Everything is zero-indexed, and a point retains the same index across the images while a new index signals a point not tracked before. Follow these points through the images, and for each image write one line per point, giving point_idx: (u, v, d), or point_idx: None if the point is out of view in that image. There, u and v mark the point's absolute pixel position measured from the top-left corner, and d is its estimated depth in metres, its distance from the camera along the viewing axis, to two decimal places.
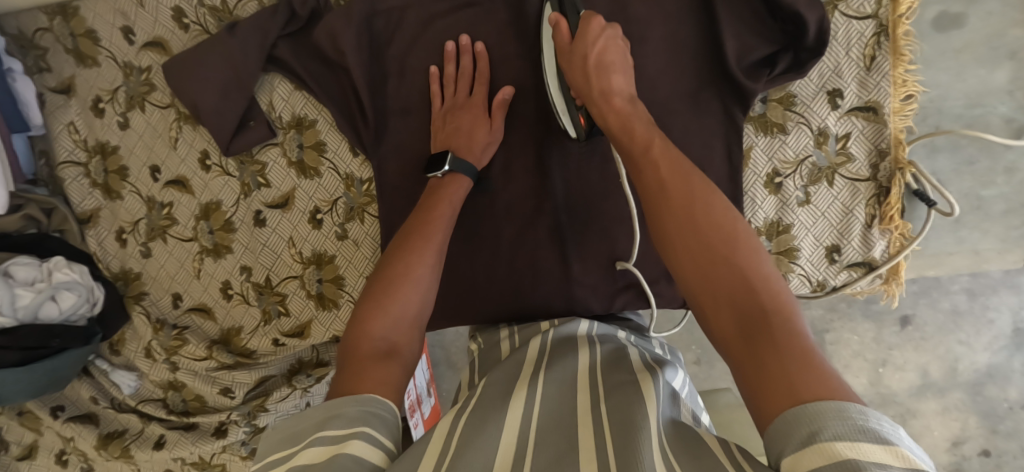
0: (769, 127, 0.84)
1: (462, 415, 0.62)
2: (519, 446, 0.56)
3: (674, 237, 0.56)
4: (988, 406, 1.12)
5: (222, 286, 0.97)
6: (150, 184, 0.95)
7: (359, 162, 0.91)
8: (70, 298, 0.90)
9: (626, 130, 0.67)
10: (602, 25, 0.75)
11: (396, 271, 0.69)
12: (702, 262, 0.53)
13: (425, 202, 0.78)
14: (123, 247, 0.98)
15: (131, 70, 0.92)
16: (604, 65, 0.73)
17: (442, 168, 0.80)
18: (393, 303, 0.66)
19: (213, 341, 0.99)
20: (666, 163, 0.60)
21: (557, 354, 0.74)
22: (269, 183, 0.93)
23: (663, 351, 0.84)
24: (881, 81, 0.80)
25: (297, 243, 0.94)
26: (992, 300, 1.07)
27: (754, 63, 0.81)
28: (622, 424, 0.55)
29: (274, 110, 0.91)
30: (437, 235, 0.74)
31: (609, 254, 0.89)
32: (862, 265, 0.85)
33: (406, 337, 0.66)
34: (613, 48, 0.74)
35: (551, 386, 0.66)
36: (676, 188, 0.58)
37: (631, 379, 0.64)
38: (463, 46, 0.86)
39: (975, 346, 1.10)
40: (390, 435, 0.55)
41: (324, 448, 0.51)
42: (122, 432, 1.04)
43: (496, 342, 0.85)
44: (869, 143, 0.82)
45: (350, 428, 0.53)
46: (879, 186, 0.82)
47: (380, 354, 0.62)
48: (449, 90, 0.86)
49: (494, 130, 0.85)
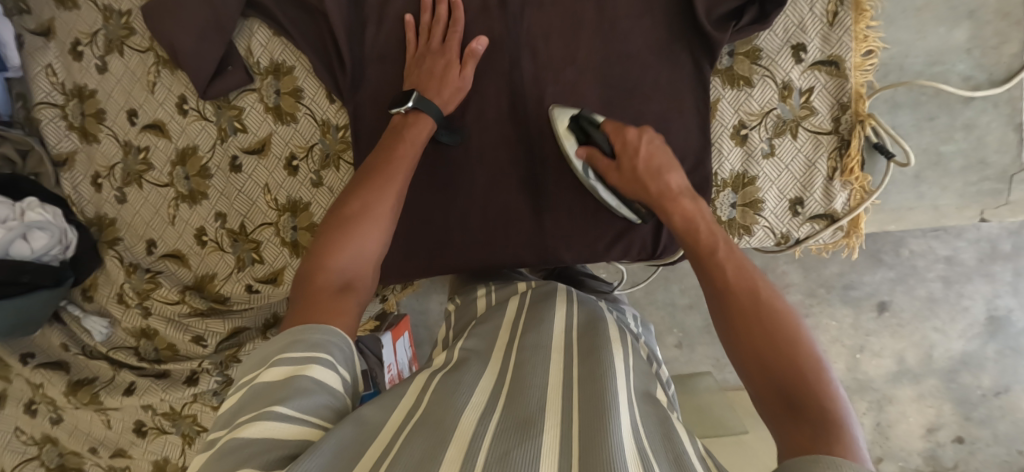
0: (736, 81, 0.87)
1: (437, 374, 0.63)
2: (490, 402, 0.56)
3: (738, 323, 0.57)
4: (963, 394, 1.15)
5: (197, 233, 0.98)
6: (127, 128, 0.96)
7: (335, 109, 0.92)
8: (43, 238, 0.89)
9: (691, 234, 0.70)
10: (637, 131, 0.79)
11: (355, 210, 0.70)
12: (755, 340, 0.54)
13: (387, 142, 0.79)
14: (99, 191, 0.99)
15: (111, 14, 0.93)
16: (656, 168, 0.77)
17: (407, 104, 0.80)
18: (351, 239, 0.67)
19: (186, 286, 0.99)
20: (733, 264, 0.62)
21: (534, 318, 0.74)
22: (246, 128, 0.94)
23: (635, 324, 0.85)
24: (843, 36, 0.83)
25: (272, 189, 0.95)
26: (966, 289, 1.09)
27: (721, 16, 0.83)
28: (592, 393, 0.56)
29: (252, 56, 0.93)
30: (399, 174, 0.75)
31: (582, 208, 0.90)
32: (823, 217, 0.87)
33: (364, 274, 0.67)
34: (659, 151, 0.78)
35: (525, 353, 0.65)
36: (741, 285, 0.59)
37: (603, 348, 0.64)
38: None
39: (950, 334, 1.12)
40: (347, 366, 0.56)
41: (285, 369, 0.52)
42: (92, 379, 1.03)
43: (472, 300, 0.86)
44: (831, 97, 0.85)
45: (310, 353, 0.53)
46: (840, 139, 0.85)
47: (338, 288, 0.63)
48: (423, 37, 0.86)
49: (465, 76, 0.85)
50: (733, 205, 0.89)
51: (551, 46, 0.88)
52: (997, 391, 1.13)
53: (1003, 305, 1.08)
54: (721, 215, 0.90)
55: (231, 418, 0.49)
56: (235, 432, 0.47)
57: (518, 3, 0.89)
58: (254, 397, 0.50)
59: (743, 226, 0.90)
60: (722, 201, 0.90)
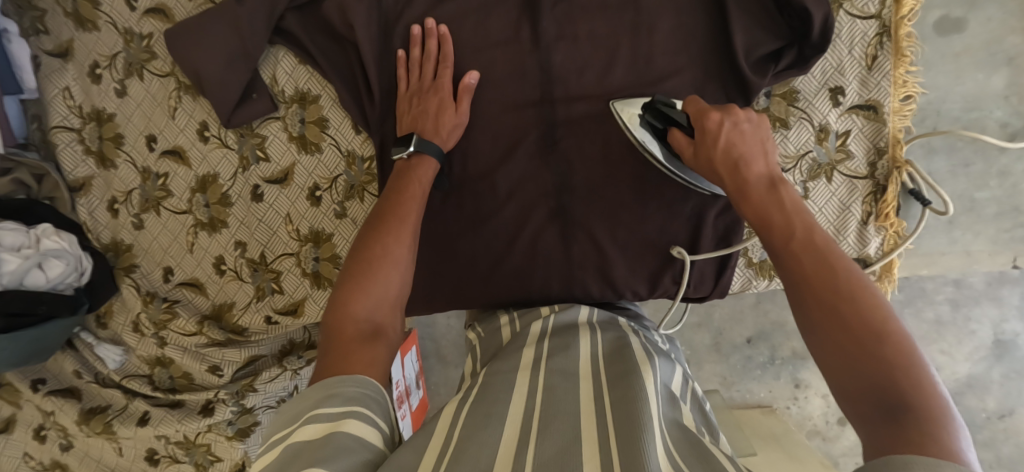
0: (772, 122, 0.85)
1: (464, 405, 0.61)
2: (522, 432, 0.55)
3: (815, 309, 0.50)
4: (967, 416, 1.14)
5: (216, 261, 0.96)
6: (146, 153, 0.94)
7: (361, 140, 0.90)
8: (58, 267, 0.87)
9: (749, 201, 0.62)
10: (719, 116, 0.68)
11: (374, 254, 0.68)
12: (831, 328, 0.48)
13: (394, 184, 0.78)
14: (116, 217, 0.97)
15: (131, 37, 0.91)
16: (733, 151, 0.65)
17: (408, 148, 0.79)
18: (374, 284, 0.66)
19: (204, 316, 0.97)
20: (803, 238, 0.55)
21: (559, 344, 0.72)
22: (268, 157, 0.92)
23: (662, 341, 0.84)
24: (881, 80, 0.82)
25: (294, 219, 0.93)
26: (974, 312, 1.08)
27: (759, 58, 0.82)
28: (626, 417, 0.54)
29: (277, 84, 0.90)
30: (411, 215, 0.74)
31: (608, 239, 0.88)
32: (856, 261, 0.87)
33: (390, 318, 0.65)
34: (739, 137, 0.66)
35: (553, 378, 0.64)
36: (813, 263, 0.53)
37: (634, 370, 0.63)
38: (428, 30, 0.85)
39: (956, 356, 1.11)
40: (384, 418, 0.55)
41: (321, 426, 0.50)
42: (104, 407, 1.01)
43: (496, 329, 0.85)
44: (868, 141, 0.84)
45: (345, 408, 0.52)
46: (875, 184, 0.84)
47: (367, 335, 0.62)
48: (415, 74, 0.85)
49: (460, 112, 0.84)
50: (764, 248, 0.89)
51: (582, 82, 0.87)
52: (1002, 414, 1.12)
53: (1010, 329, 1.08)
54: (752, 257, 0.91)
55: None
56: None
57: (552, 36, 0.86)
58: (292, 458, 0.48)
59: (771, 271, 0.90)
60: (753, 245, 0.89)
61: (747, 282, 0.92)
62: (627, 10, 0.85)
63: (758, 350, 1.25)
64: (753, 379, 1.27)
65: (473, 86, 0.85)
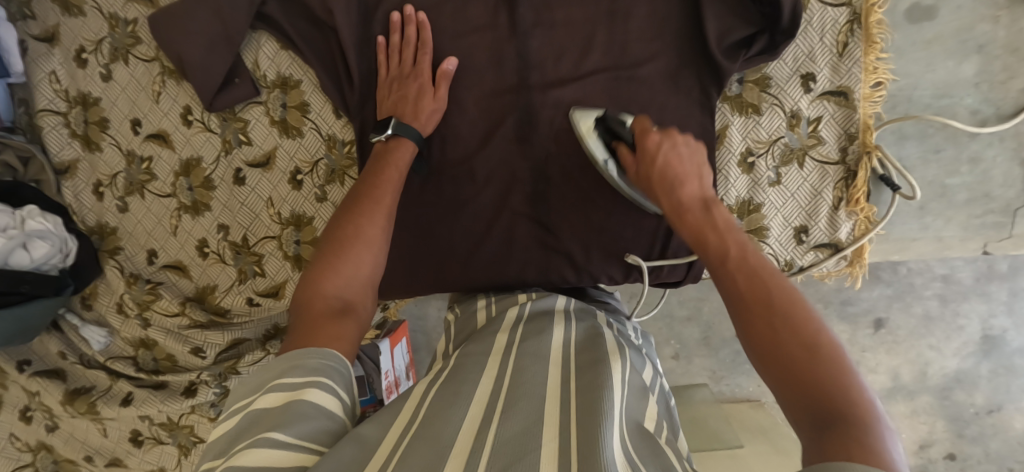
0: (745, 108, 0.86)
1: (433, 386, 0.62)
2: (487, 411, 0.55)
3: (746, 322, 0.52)
4: (956, 411, 1.15)
5: (199, 244, 0.97)
6: (130, 137, 0.95)
7: (342, 125, 0.92)
8: (43, 248, 0.89)
9: (694, 226, 0.64)
10: (658, 137, 0.72)
11: (347, 234, 0.70)
12: (762, 338, 0.50)
13: (373, 167, 0.79)
14: (101, 200, 0.98)
15: (117, 22, 0.92)
16: (669, 177, 0.69)
17: (386, 131, 0.81)
18: (345, 263, 0.67)
19: (187, 298, 0.99)
20: (736, 255, 0.58)
21: (533, 331, 0.73)
22: (251, 141, 0.93)
23: (635, 336, 0.85)
24: (852, 67, 0.83)
25: (276, 203, 0.94)
26: (963, 307, 1.09)
27: (732, 44, 0.83)
28: (588, 402, 0.54)
29: (259, 69, 0.92)
30: (386, 198, 0.75)
31: (583, 222, 0.89)
32: (828, 246, 0.88)
33: (361, 295, 0.66)
34: (678, 159, 0.70)
35: (525, 359, 0.65)
36: (744, 276, 0.55)
37: (603, 360, 0.63)
38: (407, 16, 0.86)
39: (945, 352, 1.13)
40: (347, 388, 0.56)
41: (281, 395, 0.52)
42: (88, 389, 1.02)
43: (472, 312, 0.86)
44: (839, 127, 0.85)
45: (306, 377, 0.53)
46: (847, 170, 0.85)
47: (336, 311, 0.63)
48: (394, 59, 0.86)
49: (438, 98, 0.86)
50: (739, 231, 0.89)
51: (558, 68, 0.88)
52: (991, 409, 1.13)
53: (998, 324, 1.09)
54: None
55: (230, 445, 0.49)
56: (233, 459, 0.47)
57: (528, 23, 0.88)
58: (252, 424, 0.50)
59: None
60: None
61: None
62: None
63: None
64: (743, 374, 1.29)
65: (452, 73, 0.87)
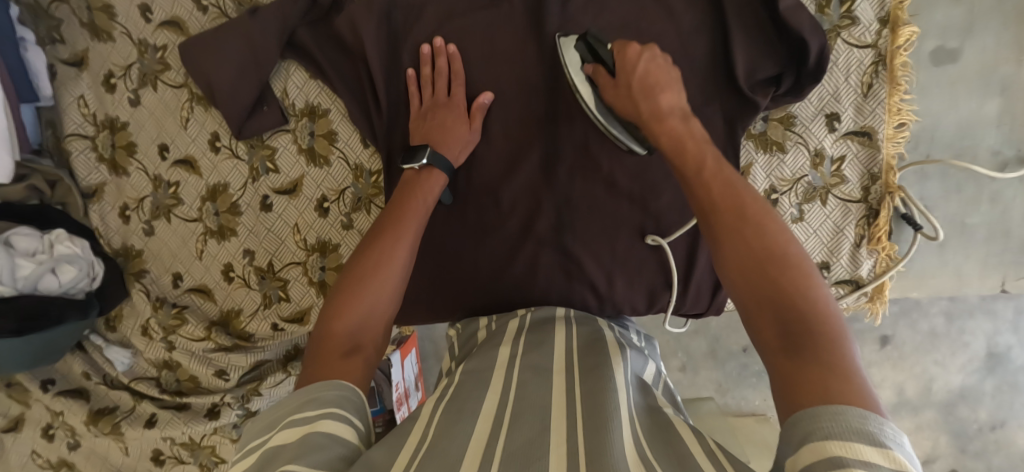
0: (769, 146, 0.87)
1: (441, 404, 0.62)
2: (494, 428, 0.56)
3: (732, 257, 0.55)
4: (959, 426, 1.16)
5: (224, 268, 0.98)
6: (157, 162, 0.96)
7: (369, 154, 0.92)
8: (71, 271, 0.89)
9: (676, 141, 0.67)
10: (639, 49, 0.77)
11: (367, 267, 0.68)
12: (749, 278, 0.53)
13: (401, 193, 0.78)
14: (127, 223, 0.99)
15: (146, 48, 0.93)
16: (650, 85, 0.73)
17: (420, 161, 0.79)
18: (362, 299, 0.65)
19: (212, 323, 0.99)
20: (718, 181, 0.60)
21: (535, 341, 0.73)
22: (278, 168, 0.94)
23: (638, 338, 0.86)
24: (876, 107, 0.84)
25: (302, 229, 0.95)
26: (968, 325, 1.10)
27: (761, 81, 0.84)
28: (594, 406, 0.56)
29: (287, 97, 0.92)
30: (409, 230, 0.73)
31: (607, 254, 0.90)
32: (848, 283, 0.89)
33: (373, 335, 0.64)
34: (659, 68, 0.75)
35: (526, 374, 0.65)
36: (726, 206, 0.57)
37: (604, 363, 0.64)
38: (437, 48, 0.87)
39: (949, 367, 1.13)
40: (360, 418, 0.55)
41: (295, 430, 0.51)
42: (112, 408, 1.03)
43: (474, 333, 0.85)
44: (863, 166, 0.86)
45: (320, 409, 0.52)
46: (869, 207, 0.87)
47: (346, 350, 0.61)
48: (427, 90, 0.87)
49: (472, 130, 0.86)
50: None
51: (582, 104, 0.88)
52: (993, 425, 1.14)
53: (1003, 342, 1.09)
54: None
55: None
56: None
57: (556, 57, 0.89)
58: (268, 461, 0.49)
59: None
60: None
61: None
62: (629, 30, 0.87)
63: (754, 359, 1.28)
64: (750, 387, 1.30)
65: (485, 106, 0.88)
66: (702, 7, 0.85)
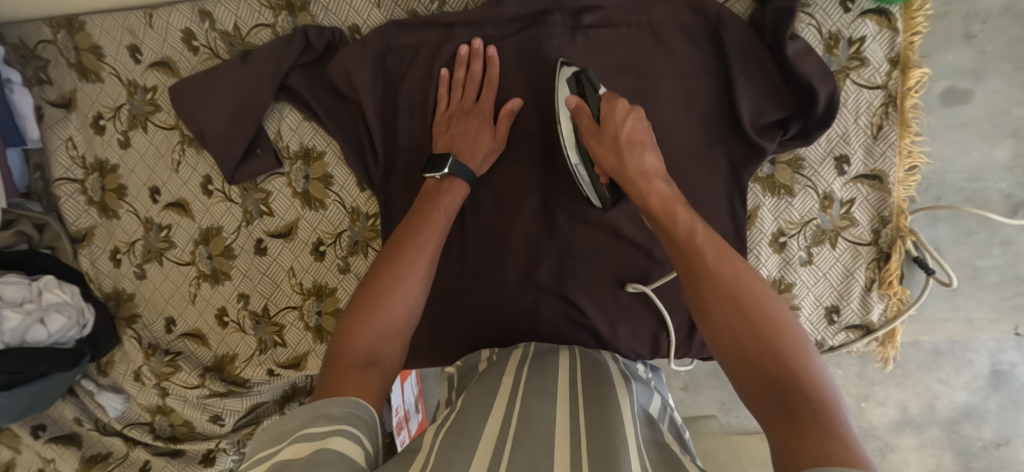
0: (777, 189, 0.85)
1: (441, 429, 0.57)
2: (498, 450, 0.52)
3: (717, 308, 0.54)
4: (963, 445, 1.06)
5: (218, 313, 0.95)
6: (148, 205, 0.94)
7: (365, 197, 0.90)
8: (60, 320, 0.86)
9: (667, 209, 0.65)
10: (628, 105, 0.75)
11: (383, 283, 0.66)
12: (735, 328, 0.52)
13: (419, 205, 0.76)
14: (118, 267, 0.96)
15: (135, 89, 0.91)
16: (635, 142, 0.73)
17: (443, 169, 0.77)
18: (378, 315, 0.63)
19: (206, 368, 0.97)
20: (706, 238, 0.60)
21: (537, 370, 0.71)
22: (272, 211, 0.92)
23: (645, 372, 0.84)
24: (887, 150, 0.82)
25: (297, 273, 0.93)
26: (972, 342, 1.03)
27: (767, 124, 0.82)
28: (601, 439, 0.53)
29: (281, 139, 0.90)
30: (427, 244, 0.71)
31: (613, 301, 0.88)
32: (859, 327, 0.87)
33: (390, 349, 0.62)
34: (642, 127, 0.75)
35: (530, 397, 0.62)
36: (712, 258, 0.57)
37: (610, 397, 0.62)
38: (474, 51, 0.85)
39: (953, 385, 1.05)
40: (370, 438, 0.50)
41: (304, 445, 0.46)
42: (105, 455, 1.00)
43: (475, 363, 0.81)
44: (873, 210, 0.84)
45: (332, 425, 0.48)
46: (880, 251, 0.84)
47: (363, 363, 0.58)
48: (456, 94, 0.85)
49: (496, 137, 0.84)
50: None
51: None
52: (998, 443, 1.04)
53: (1007, 359, 1.03)
54: None
55: None
56: None
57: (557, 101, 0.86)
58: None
59: None
60: None
61: None
62: (631, 73, 0.85)
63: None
64: None
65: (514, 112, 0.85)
66: (707, 51, 0.84)
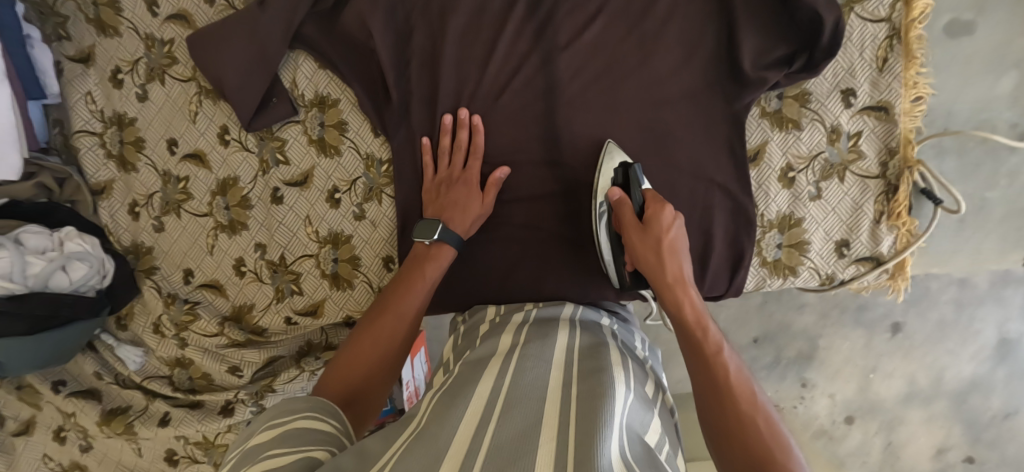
0: (785, 124, 0.86)
1: (437, 395, 0.62)
2: (486, 411, 0.55)
3: (728, 419, 0.59)
4: (972, 417, 1.11)
5: (236, 263, 0.97)
6: (166, 157, 0.95)
7: (380, 143, 0.91)
8: (81, 269, 0.88)
9: (695, 325, 0.67)
10: (674, 213, 0.75)
11: (379, 324, 0.72)
12: (739, 439, 0.57)
13: (410, 267, 0.80)
14: (137, 220, 0.98)
15: (153, 42, 0.93)
16: (677, 249, 0.73)
17: (432, 237, 0.79)
18: (371, 353, 0.70)
19: (225, 318, 0.98)
20: (723, 352, 0.64)
21: (537, 333, 0.73)
22: (288, 160, 0.93)
23: (643, 346, 0.81)
24: (892, 82, 0.83)
25: (313, 221, 0.94)
26: (977, 313, 1.07)
27: (772, 61, 0.83)
28: (587, 408, 0.53)
29: (296, 88, 0.92)
30: (421, 292, 0.77)
31: None
32: (869, 260, 0.88)
33: (376, 383, 0.69)
34: (682, 239, 0.74)
35: (526, 360, 0.65)
36: (727, 373, 0.62)
37: (606, 369, 0.62)
38: (460, 120, 0.86)
39: (960, 357, 1.09)
40: (338, 420, 0.59)
41: (274, 427, 0.55)
42: (125, 408, 1.02)
43: (481, 320, 0.84)
44: (879, 142, 0.85)
45: (298, 411, 0.57)
46: (887, 184, 0.85)
47: (348, 396, 0.65)
48: (443, 162, 0.87)
49: (486, 203, 0.85)
50: (779, 245, 0.89)
51: (585, 94, 0.87)
52: (1006, 414, 1.09)
53: (1015, 329, 1.06)
54: (767, 256, 0.89)
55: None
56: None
57: (565, 41, 0.87)
58: (249, 453, 0.52)
59: (789, 266, 0.89)
60: (767, 242, 0.89)
61: (761, 281, 0.90)
62: (636, 16, 0.86)
63: (764, 351, 1.18)
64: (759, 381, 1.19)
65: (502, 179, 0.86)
66: None
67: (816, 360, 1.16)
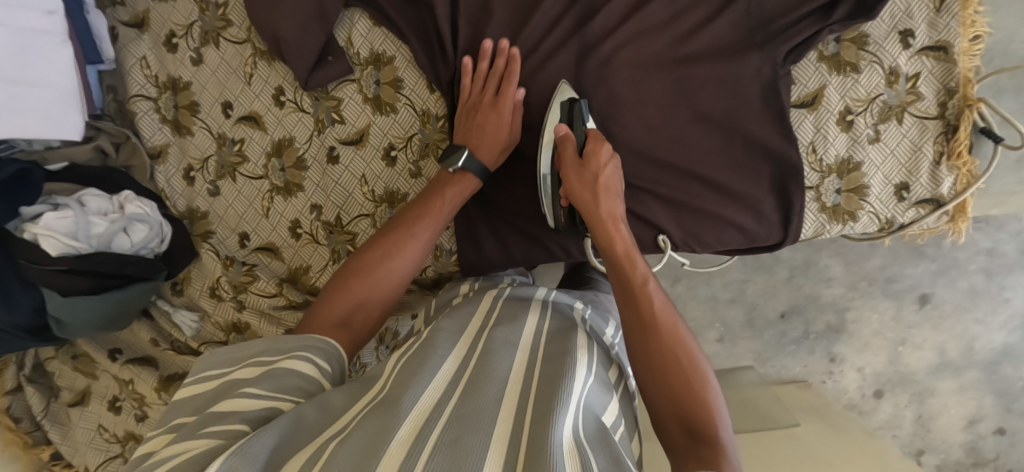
0: (843, 67, 0.87)
1: (400, 361, 0.61)
2: (450, 392, 0.55)
3: (654, 354, 0.63)
4: (1003, 385, 1.13)
5: (292, 225, 0.97)
6: (221, 120, 0.96)
7: (435, 99, 0.92)
8: (143, 231, 0.88)
9: (625, 258, 0.71)
10: (610, 153, 0.79)
11: (371, 257, 0.75)
12: (663, 367, 0.62)
13: (404, 209, 0.82)
14: (191, 185, 0.98)
15: (208, 5, 0.93)
16: (610, 188, 0.77)
17: (456, 163, 0.82)
18: (361, 282, 0.73)
19: (282, 279, 0.99)
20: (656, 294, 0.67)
21: (508, 315, 0.71)
22: (344, 119, 0.93)
23: (614, 333, 0.78)
24: (951, 21, 0.83)
25: (370, 181, 0.95)
26: (1008, 280, 1.09)
27: (811, 11, 0.81)
28: (545, 394, 0.54)
29: (352, 46, 0.92)
30: (418, 232, 0.78)
31: (682, 192, 0.88)
32: (930, 202, 0.88)
33: (365, 313, 0.72)
34: (614, 179, 0.78)
35: (493, 344, 0.64)
36: (661, 318, 0.65)
37: (570, 351, 0.62)
38: (500, 47, 0.85)
39: (991, 325, 1.11)
40: (326, 360, 0.62)
41: (256, 368, 0.59)
42: (183, 375, 1.01)
43: (451, 299, 0.83)
44: (938, 83, 0.85)
45: (283, 352, 0.60)
46: (946, 124, 0.85)
47: (336, 324, 0.69)
48: (478, 86, 0.86)
49: (513, 132, 0.86)
50: (838, 191, 0.89)
51: (621, 51, 0.86)
52: None
53: None
54: (825, 201, 0.90)
55: (205, 402, 0.56)
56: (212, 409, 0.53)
57: None
58: (228, 387, 0.57)
59: (848, 211, 0.89)
60: (826, 187, 0.89)
61: (820, 227, 0.90)
62: None
63: (792, 325, 1.19)
64: (790, 355, 1.20)
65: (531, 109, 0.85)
66: None
67: (845, 332, 1.17)
